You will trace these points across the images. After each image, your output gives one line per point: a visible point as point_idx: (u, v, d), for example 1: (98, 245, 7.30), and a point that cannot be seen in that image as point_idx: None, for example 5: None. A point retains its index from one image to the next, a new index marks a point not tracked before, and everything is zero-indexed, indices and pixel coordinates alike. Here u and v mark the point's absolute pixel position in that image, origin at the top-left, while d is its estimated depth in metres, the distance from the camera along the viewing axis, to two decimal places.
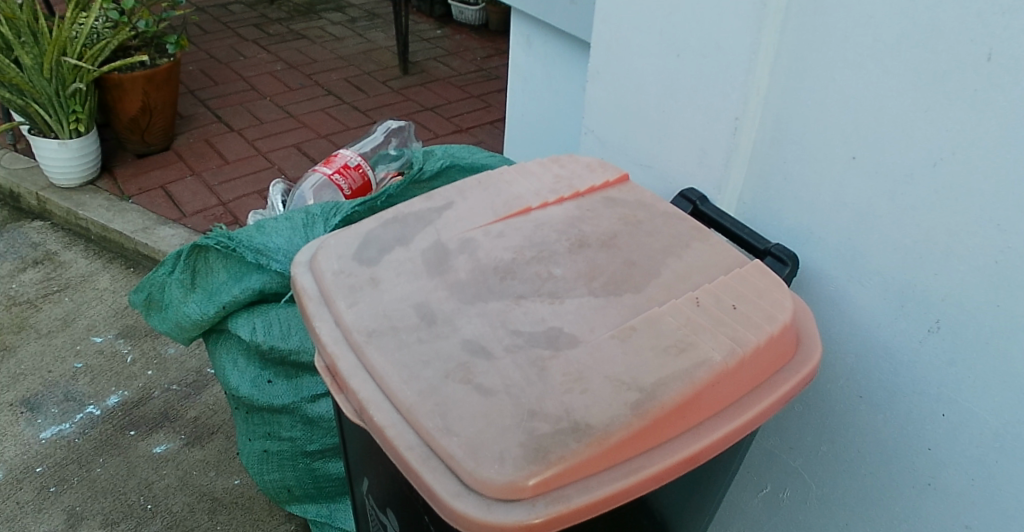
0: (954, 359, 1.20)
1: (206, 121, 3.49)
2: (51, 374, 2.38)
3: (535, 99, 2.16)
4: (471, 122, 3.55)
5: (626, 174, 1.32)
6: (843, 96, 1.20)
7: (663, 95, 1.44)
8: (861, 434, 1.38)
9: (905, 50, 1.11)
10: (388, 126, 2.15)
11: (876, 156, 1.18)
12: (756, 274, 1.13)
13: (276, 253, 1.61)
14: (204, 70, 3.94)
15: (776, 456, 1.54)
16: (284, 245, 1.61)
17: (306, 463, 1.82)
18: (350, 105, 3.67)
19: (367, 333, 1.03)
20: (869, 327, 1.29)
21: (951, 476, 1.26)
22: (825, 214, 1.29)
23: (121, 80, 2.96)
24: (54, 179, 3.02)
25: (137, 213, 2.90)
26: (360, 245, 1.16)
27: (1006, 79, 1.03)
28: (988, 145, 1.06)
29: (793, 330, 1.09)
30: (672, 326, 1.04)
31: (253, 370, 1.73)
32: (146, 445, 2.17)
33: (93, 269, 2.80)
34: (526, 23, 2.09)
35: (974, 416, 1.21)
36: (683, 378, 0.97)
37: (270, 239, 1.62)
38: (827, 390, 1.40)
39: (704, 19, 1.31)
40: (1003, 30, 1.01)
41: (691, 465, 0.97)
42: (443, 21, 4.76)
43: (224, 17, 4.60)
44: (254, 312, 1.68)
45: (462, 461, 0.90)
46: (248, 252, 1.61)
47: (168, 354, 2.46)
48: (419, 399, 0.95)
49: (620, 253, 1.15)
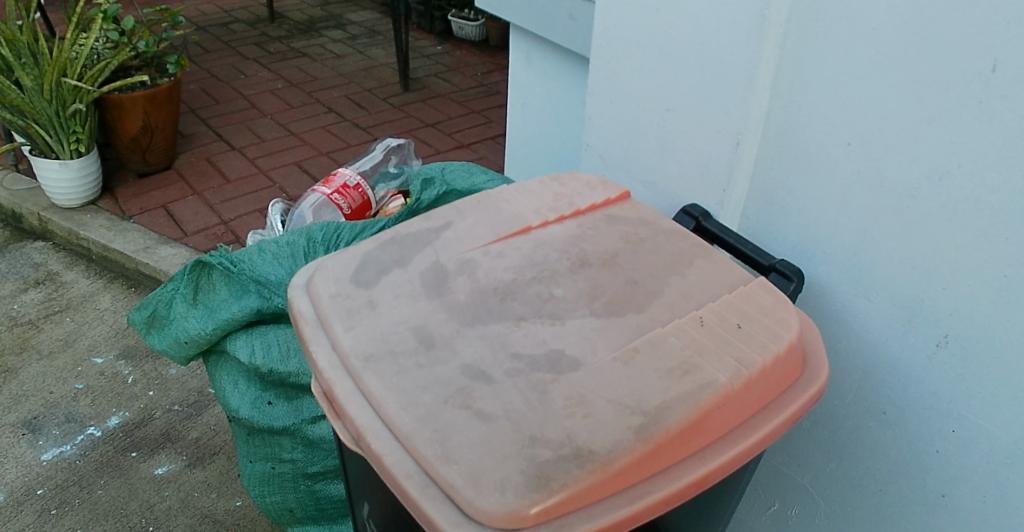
0: (964, 375, 1.18)
1: (208, 140, 3.49)
2: (53, 395, 2.36)
3: (536, 115, 2.14)
4: (472, 138, 3.54)
5: (627, 191, 1.30)
6: (845, 109, 1.19)
7: (664, 110, 1.42)
8: (870, 452, 1.35)
9: (908, 62, 1.09)
10: (387, 144, 2.15)
11: (882, 169, 1.17)
12: (760, 292, 1.11)
13: (277, 287, 1.64)
14: (205, 89, 3.94)
15: (783, 473, 1.52)
16: (285, 278, 1.64)
17: (307, 485, 1.80)
18: (351, 122, 3.66)
19: (365, 358, 1.01)
20: (878, 344, 1.27)
21: (965, 495, 1.24)
22: (830, 229, 1.27)
23: (121, 100, 2.96)
24: (56, 200, 3.02)
25: (137, 232, 2.89)
26: (358, 267, 1.14)
27: (1011, 91, 1.01)
28: (995, 157, 1.04)
29: (800, 349, 1.07)
30: (675, 347, 1.02)
31: (254, 392, 1.71)
32: (147, 467, 2.15)
33: (94, 288, 2.79)
34: (525, 39, 2.08)
35: (986, 434, 1.18)
36: (688, 401, 0.95)
37: (271, 271, 1.64)
38: (835, 408, 1.38)
39: (703, 34, 1.30)
40: (1008, 40, 0.99)
41: (697, 489, 0.95)
42: (443, 36, 4.76)
43: (226, 36, 4.61)
44: (253, 333, 1.67)
45: (461, 490, 0.88)
46: (248, 279, 1.63)
47: (170, 374, 2.44)
48: (417, 425, 0.93)
49: (622, 272, 1.14)
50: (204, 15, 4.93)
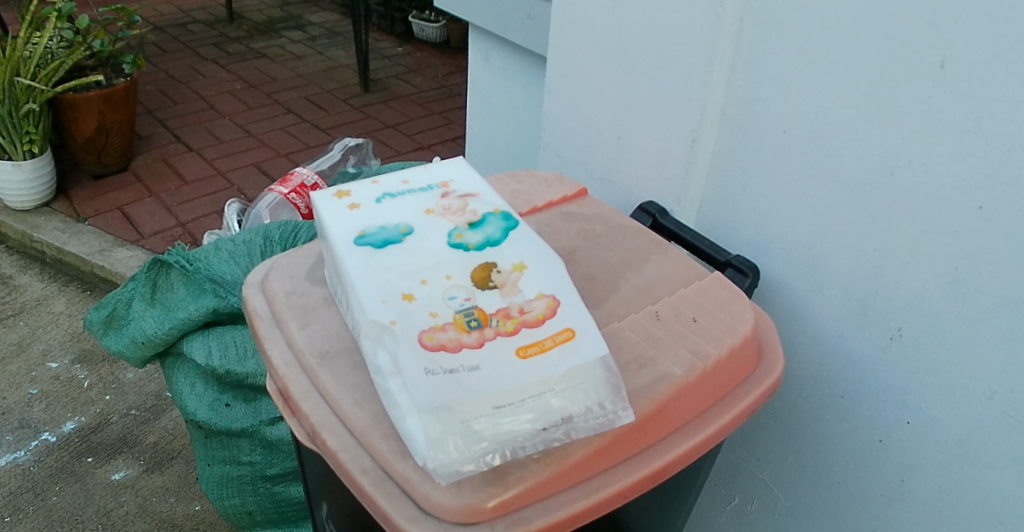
0: (917, 367, 1.20)
1: (165, 141, 3.44)
2: (5, 400, 2.30)
3: (494, 115, 2.15)
4: (433, 139, 3.54)
5: (584, 189, 1.31)
6: (798, 107, 1.21)
7: (620, 108, 1.44)
8: (826, 444, 1.37)
9: (860, 60, 1.11)
10: (345, 144, 2.14)
11: (834, 165, 1.19)
12: (716, 286, 1.13)
13: (232, 285, 1.64)
14: (162, 90, 3.89)
15: (742, 467, 1.54)
16: (240, 276, 1.64)
17: (266, 487, 1.78)
18: (311, 123, 3.64)
19: (320, 355, 1.00)
20: (831, 337, 1.29)
21: (918, 483, 1.26)
22: (784, 224, 1.29)
23: (76, 100, 2.91)
24: (9, 202, 2.95)
25: (93, 235, 2.83)
26: (313, 264, 1.12)
27: (959, 86, 1.03)
28: (944, 151, 1.07)
29: (755, 341, 1.09)
30: (632, 341, 1.02)
31: (211, 394, 1.69)
32: (104, 472, 2.11)
33: (48, 292, 2.73)
34: (484, 39, 2.09)
35: (938, 423, 1.21)
36: (645, 393, 0.96)
37: (227, 269, 1.65)
38: (792, 401, 1.40)
39: (660, 31, 1.32)
40: (955, 38, 1.02)
41: (655, 480, 0.96)
42: (404, 38, 4.75)
43: (183, 36, 4.55)
44: (209, 335, 1.65)
45: (417, 485, 0.87)
46: (200, 274, 1.65)
47: (127, 378, 2.39)
48: (373, 422, 0.92)
49: (579, 267, 1.15)
50: (162, 15, 4.86)
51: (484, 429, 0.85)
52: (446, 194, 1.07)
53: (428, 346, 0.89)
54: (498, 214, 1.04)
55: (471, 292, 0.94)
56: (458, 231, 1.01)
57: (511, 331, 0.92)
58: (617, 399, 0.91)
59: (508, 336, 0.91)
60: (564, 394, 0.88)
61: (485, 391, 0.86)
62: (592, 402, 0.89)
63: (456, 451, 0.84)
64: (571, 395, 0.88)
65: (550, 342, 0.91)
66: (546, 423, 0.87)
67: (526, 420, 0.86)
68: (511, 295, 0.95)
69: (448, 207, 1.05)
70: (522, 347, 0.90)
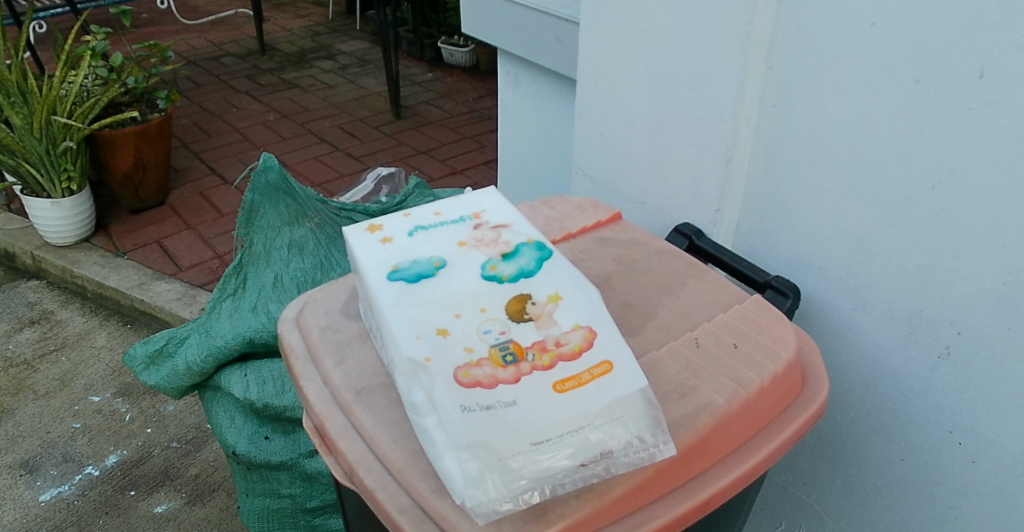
0: (968, 385, 1.16)
1: (201, 174, 3.49)
2: (49, 435, 2.34)
3: (526, 138, 2.14)
4: (465, 164, 3.55)
5: (618, 213, 1.29)
6: (834, 122, 1.18)
7: (652, 130, 1.42)
8: (875, 467, 1.33)
9: (895, 73, 1.08)
10: (378, 174, 2.15)
11: (873, 181, 1.16)
12: (757, 309, 1.10)
13: (259, 207, 1.77)
14: (197, 123, 3.97)
15: (789, 493, 1.50)
16: (270, 213, 1.77)
17: (307, 520, 1.78)
18: (344, 152, 3.67)
19: (356, 391, 0.99)
20: (879, 357, 1.25)
21: (972, 503, 1.22)
22: (824, 244, 1.26)
23: (112, 136, 2.96)
24: (49, 238, 3.01)
25: (132, 269, 2.88)
26: (347, 298, 1.12)
27: (999, 96, 1.00)
28: (991, 162, 1.03)
29: (798, 366, 1.05)
30: (672, 370, 1.00)
31: (250, 427, 1.69)
32: (147, 505, 2.12)
33: (90, 326, 2.77)
34: (513, 63, 2.08)
35: (991, 443, 1.17)
36: (686, 424, 0.94)
37: (259, 227, 1.77)
38: (838, 423, 1.36)
39: (687, 50, 1.30)
40: (994, 46, 0.99)
41: (700, 513, 0.93)
42: (434, 64, 4.79)
43: (217, 69, 4.64)
44: (246, 369, 1.68)
45: (456, 524, 0.86)
46: (241, 227, 1.78)
47: (167, 411, 2.41)
48: (410, 459, 0.92)
49: (616, 293, 1.13)
50: (195, 50, 4.97)
51: (522, 466, 0.83)
52: (478, 225, 1.06)
53: (463, 382, 0.87)
54: (532, 244, 1.03)
55: (506, 325, 0.93)
56: (491, 263, 1.00)
57: (548, 365, 0.90)
58: (658, 432, 0.88)
59: (546, 370, 0.89)
60: (603, 428, 0.86)
61: (523, 426, 0.85)
62: (632, 435, 0.87)
63: (494, 490, 0.82)
64: (610, 429, 0.86)
65: (587, 376, 0.90)
66: (585, 458, 0.85)
67: (565, 456, 0.84)
68: (547, 327, 0.93)
69: (481, 239, 1.04)
70: (560, 381, 0.89)
